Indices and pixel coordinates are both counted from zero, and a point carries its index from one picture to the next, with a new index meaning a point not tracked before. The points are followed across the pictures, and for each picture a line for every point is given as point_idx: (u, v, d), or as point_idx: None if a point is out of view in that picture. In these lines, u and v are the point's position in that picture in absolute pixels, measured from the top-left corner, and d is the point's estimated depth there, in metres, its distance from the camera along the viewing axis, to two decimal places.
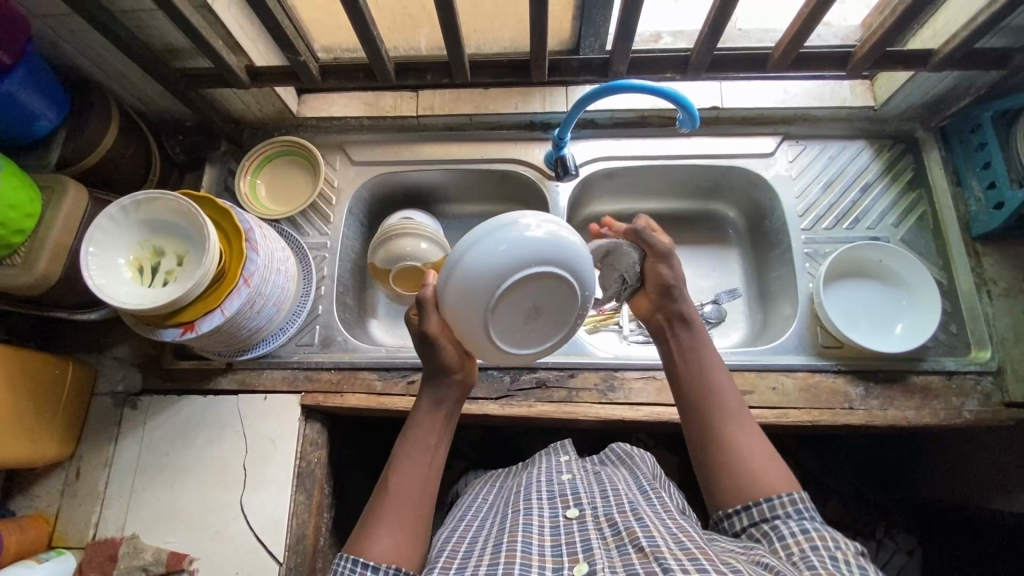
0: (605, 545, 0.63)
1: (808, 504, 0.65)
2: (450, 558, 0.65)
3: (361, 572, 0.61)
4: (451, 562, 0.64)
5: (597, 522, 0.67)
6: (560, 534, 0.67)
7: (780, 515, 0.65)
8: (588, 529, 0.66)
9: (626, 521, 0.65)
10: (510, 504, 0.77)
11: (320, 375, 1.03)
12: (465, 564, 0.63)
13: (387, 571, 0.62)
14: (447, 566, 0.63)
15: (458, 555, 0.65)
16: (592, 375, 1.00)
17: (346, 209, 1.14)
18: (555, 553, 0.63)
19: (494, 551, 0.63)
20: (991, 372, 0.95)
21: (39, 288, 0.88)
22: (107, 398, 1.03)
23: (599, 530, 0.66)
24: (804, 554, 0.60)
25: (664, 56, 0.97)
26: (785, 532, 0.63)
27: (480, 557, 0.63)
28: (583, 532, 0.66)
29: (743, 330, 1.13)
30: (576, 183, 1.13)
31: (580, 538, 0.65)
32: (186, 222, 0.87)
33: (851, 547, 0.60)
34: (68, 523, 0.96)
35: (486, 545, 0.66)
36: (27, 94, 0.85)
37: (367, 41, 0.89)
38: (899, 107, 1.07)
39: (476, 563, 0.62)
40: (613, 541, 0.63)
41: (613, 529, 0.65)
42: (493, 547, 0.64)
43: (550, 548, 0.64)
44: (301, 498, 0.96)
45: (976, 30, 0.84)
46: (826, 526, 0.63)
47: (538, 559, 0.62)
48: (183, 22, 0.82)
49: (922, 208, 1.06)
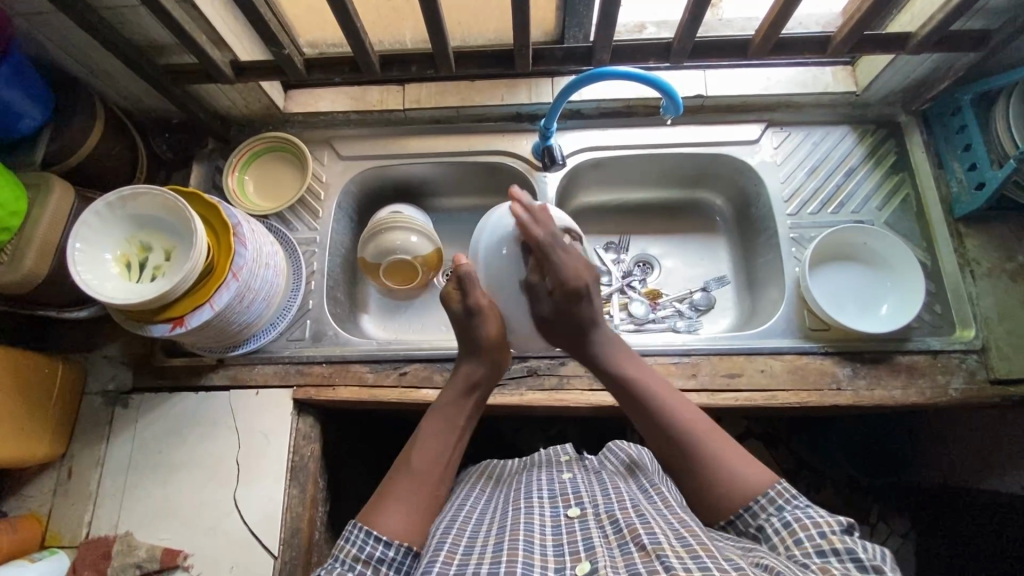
0: (607, 543, 0.63)
1: (788, 495, 0.66)
2: (453, 551, 0.64)
3: (373, 543, 0.64)
4: (453, 555, 0.63)
5: (598, 519, 0.68)
6: (561, 534, 0.67)
7: (763, 516, 0.65)
8: (589, 528, 0.67)
9: (626, 519, 0.66)
10: (511, 501, 0.77)
11: (312, 368, 1.03)
12: (468, 559, 0.62)
13: (398, 547, 0.65)
14: (449, 560, 0.62)
15: (459, 548, 0.65)
16: (582, 363, 1.00)
17: (334, 203, 1.14)
18: (557, 553, 0.63)
19: (496, 547, 0.63)
20: (976, 351, 0.96)
21: (27, 285, 0.87)
22: (98, 397, 1.02)
23: (600, 528, 0.66)
24: (792, 553, 0.61)
25: (647, 44, 0.98)
26: (771, 531, 0.64)
27: (483, 553, 0.63)
28: (585, 530, 0.66)
29: (732, 317, 1.15)
30: (564, 174, 1.13)
31: (582, 536, 0.65)
32: (173, 218, 0.87)
33: (835, 529, 0.60)
34: (61, 523, 0.96)
35: (488, 540, 0.65)
36: (11, 92, 0.85)
37: (352, 33, 0.89)
38: (880, 92, 1.08)
39: (477, 558, 0.62)
40: (615, 539, 0.63)
41: (614, 526, 0.65)
42: (496, 543, 0.64)
43: (552, 547, 0.64)
44: (294, 491, 0.96)
45: (950, 13, 0.85)
46: (808, 510, 0.64)
47: (540, 558, 0.62)
48: (166, 16, 0.82)
49: (905, 192, 1.08)
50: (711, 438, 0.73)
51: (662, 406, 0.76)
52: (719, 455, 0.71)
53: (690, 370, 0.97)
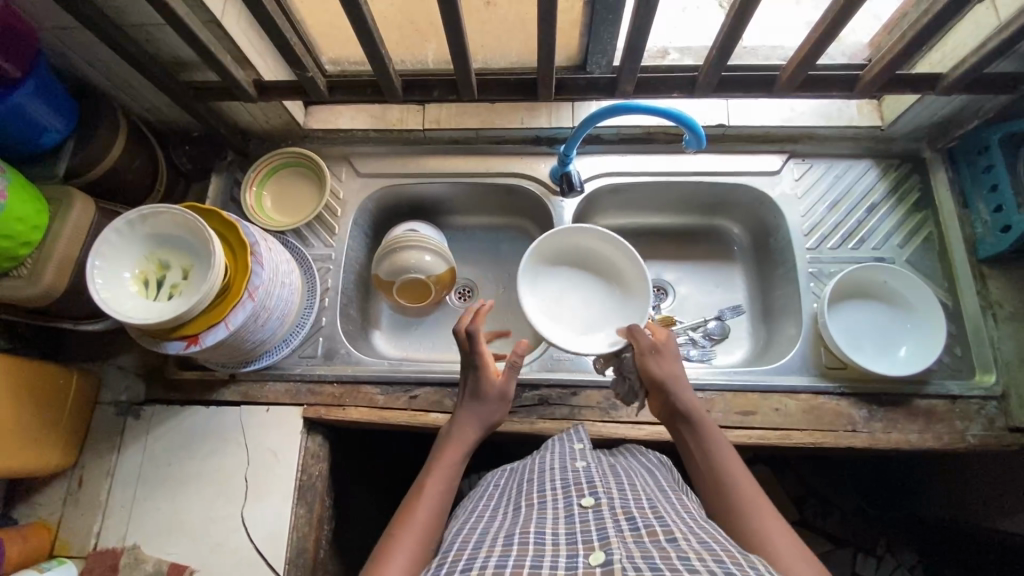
0: (622, 537, 0.61)
1: None
2: (460, 549, 0.63)
3: None
4: (460, 553, 0.62)
5: (612, 513, 0.66)
6: (574, 523, 0.65)
7: None
8: (603, 519, 0.64)
9: (644, 519, 0.64)
10: (522, 494, 0.74)
11: (323, 388, 1.03)
12: (476, 553, 0.60)
13: None
14: (457, 557, 0.61)
15: (469, 546, 0.63)
16: (594, 393, 0.99)
17: (351, 220, 1.14)
18: (568, 542, 0.61)
19: (506, 542, 0.62)
20: (996, 397, 0.95)
21: (46, 299, 0.88)
22: (110, 407, 1.03)
23: (615, 522, 0.64)
24: None
25: (672, 76, 0.97)
26: None
27: (492, 548, 0.61)
28: (599, 521, 0.64)
29: (746, 348, 1.13)
30: (581, 199, 1.13)
31: (595, 526, 0.63)
32: (192, 236, 0.87)
33: None
34: (70, 532, 0.97)
35: (498, 536, 0.64)
36: (37, 106, 0.85)
37: (375, 57, 0.89)
38: (905, 127, 1.07)
39: (487, 552, 0.60)
40: (631, 535, 0.61)
41: (630, 523, 0.63)
42: (506, 538, 0.63)
43: (564, 536, 0.62)
44: (301, 511, 0.96)
45: (985, 56, 0.83)
46: None
47: (552, 548, 0.60)
48: (191, 37, 0.82)
49: (928, 230, 1.06)
50: (770, 518, 0.69)
51: (729, 475, 0.75)
52: (770, 529, 0.67)
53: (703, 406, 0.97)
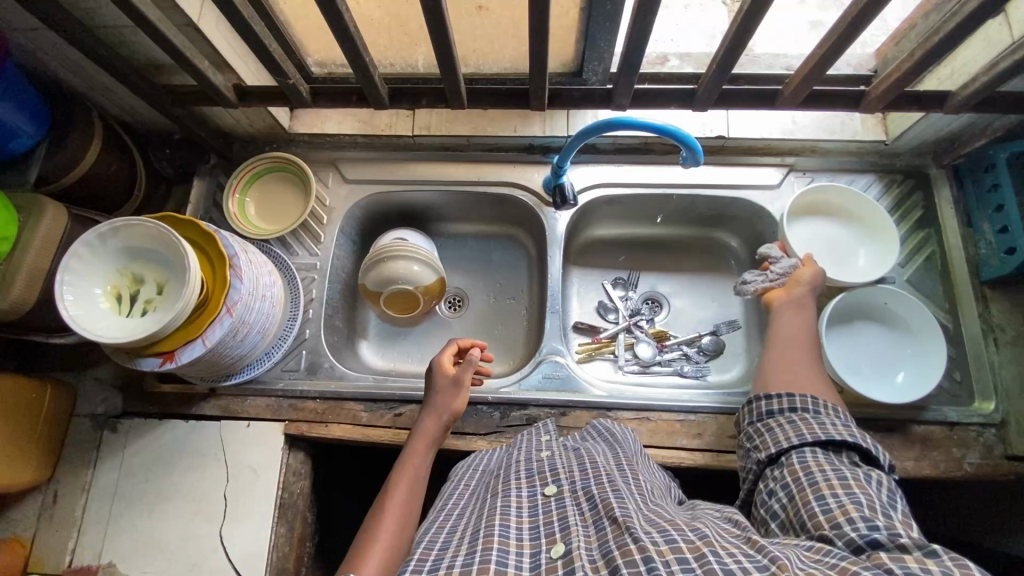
0: (583, 522, 0.59)
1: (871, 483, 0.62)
2: (428, 547, 0.58)
3: None
4: (427, 553, 0.57)
5: (575, 497, 0.63)
6: (538, 514, 0.62)
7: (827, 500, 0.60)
8: (566, 506, 0.62)
9: (602, 494, 0.61)
10: (488, 488, 0.70)
11: (305, 403, 1.00)
12: (443, 554, 0.56)
13: None
14: (423, 558, 0.56)
15: (436, 544, 0.59)
16: (584, 414, 0.97)
17: (337, 228, 1.10)
18: (533, 536, 0.58)
19: (470, 539, 0.57)
20: (994, 425, 0.92)
21: (14, 313, 0.85)
22: (86, 420, 1.00)
23: (577, 506, 0.62)
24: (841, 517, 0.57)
25: (669, 88, 0.92)
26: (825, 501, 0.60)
27: (458, 548, 0.57)
28: (561, 510, 0.61)
29: (740, 366, 1.09)
30: (575, 211, 1.10)
31: (558, 516, 0.60)
32: (164, 247, 0.83)
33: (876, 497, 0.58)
34: (45, 549, 0.94)
35: (464, 534, 0.60)
36: (5, 111, 0.82)
37: (359, 65, 0.85)
38: (910, 142, 1.04)
39: (453, 553, 0.56)
40: (591, 517, 0.59)
41: (591, 503, 0.61)
42: (471, 535, 0.58)
43: (528, 530, 0.59)
44: (282, 530, 0.94)
45: (995, 77, 0.79)
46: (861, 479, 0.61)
47: (516, 544, 0.56)
48: (166, 43, 0.78)
49: (930, 249, 1.03)
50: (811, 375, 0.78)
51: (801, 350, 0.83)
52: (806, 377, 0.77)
53: (695, 429, 0.95)
